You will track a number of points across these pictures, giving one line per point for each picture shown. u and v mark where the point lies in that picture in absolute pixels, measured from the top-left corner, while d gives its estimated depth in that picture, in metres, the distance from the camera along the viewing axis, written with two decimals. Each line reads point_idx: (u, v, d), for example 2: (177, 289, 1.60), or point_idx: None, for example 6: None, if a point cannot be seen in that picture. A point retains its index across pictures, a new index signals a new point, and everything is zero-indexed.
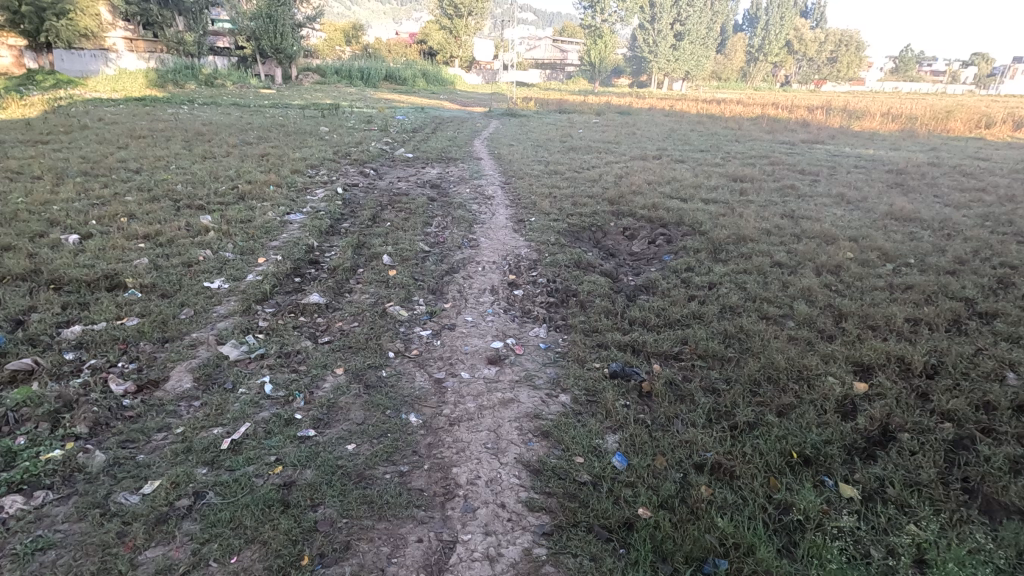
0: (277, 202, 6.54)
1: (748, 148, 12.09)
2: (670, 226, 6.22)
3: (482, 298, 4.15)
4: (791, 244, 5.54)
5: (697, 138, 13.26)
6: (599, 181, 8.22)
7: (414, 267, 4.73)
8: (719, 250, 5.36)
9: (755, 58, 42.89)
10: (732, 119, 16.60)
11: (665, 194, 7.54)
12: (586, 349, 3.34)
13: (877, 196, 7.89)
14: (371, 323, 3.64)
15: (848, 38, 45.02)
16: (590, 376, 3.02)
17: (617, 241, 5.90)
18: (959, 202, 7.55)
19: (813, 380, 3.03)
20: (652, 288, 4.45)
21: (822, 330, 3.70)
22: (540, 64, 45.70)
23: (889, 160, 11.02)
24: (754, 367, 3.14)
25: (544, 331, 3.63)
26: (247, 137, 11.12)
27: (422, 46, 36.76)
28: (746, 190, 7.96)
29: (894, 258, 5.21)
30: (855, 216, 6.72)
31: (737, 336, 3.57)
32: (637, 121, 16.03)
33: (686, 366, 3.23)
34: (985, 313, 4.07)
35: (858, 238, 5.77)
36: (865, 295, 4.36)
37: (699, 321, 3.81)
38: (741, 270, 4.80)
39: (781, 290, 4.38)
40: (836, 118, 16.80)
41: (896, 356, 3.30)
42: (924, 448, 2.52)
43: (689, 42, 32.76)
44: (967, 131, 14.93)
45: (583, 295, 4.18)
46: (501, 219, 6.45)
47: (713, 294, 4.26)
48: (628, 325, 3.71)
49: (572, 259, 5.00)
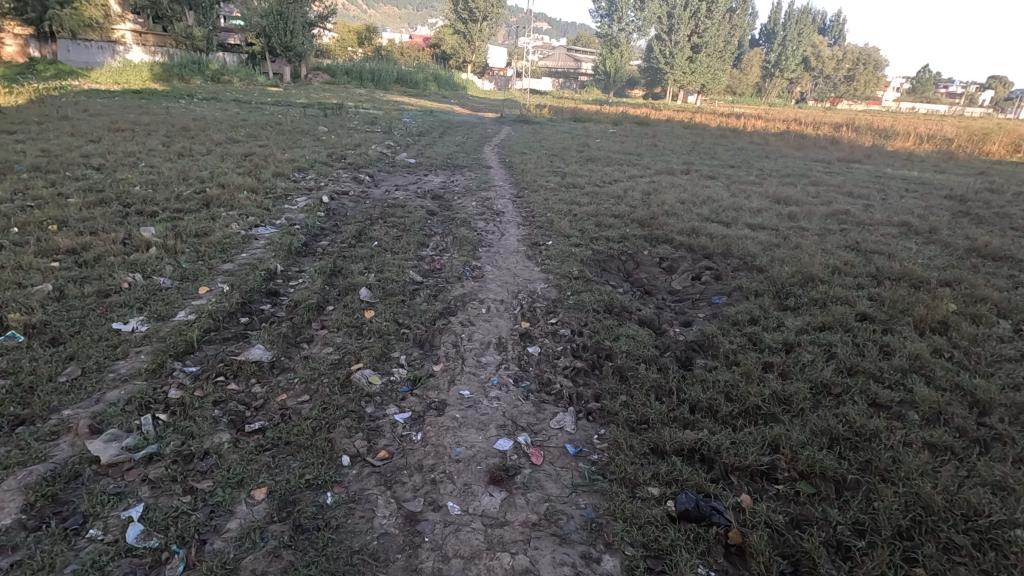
0: (247, 211, 5.51)
1: (782, 165, 10.99)
2: (716, 258, 5.13)
3: (485, 357, 3.09)
4: (870, 287, 4.43)
5: (725, 153, 12.17)
6: (624, 198, 7.16)
7: (399, 306, 3.67)
8: (783, 293, 4.27)
9: (771, 74, 41.77)
10: (758, 135, 15.48)
11: (702, 216, 6.46)
12: (635, 461, 2.28)
13: (947, 225, 6.74)
14: (326, 400, 2.58)
15: (864, 57, 44.21)
16: (647, 520, 1.95)
17: (652, 275, 4.84)
18: None
19: (995, 534, 1.96)
20: (709, 347, 3.38)
21: (965, 433, 2.61)
22: (555, 72, 44.74)
23: (941, 183, 9.83)
24: (895, 507, 2.07)
25: (572, 421, 2.57)
26: (236, 135, 10.12)
27: (436, 50, 35.88)
28: (795, 214, 6.84)
29: (1007, 313, 4.07)
30: (932, 251, 5.58)
31: (849, 440, 2.48)
32: (658, 132, 14.98)
33: (787, 497, 2.17)
34: None
35: (949, 282, 4.63)
36: (995, 368, 3.24)
37: (786, 410, 2.72)
38: (820, 324, 3.70)
39: (882, 358, 3.28)
40: (867, 136, 15.61)
41: None
42: None
43: (707, 55, 31.65)
44: (1012, 155, 13.65)
45: (620, 360, 3.11)
46: (512, 240, 5.40)
47: (795, 363, 3.17)
48: (689, 415, 2.64)
49: (601, 300, 3.93)
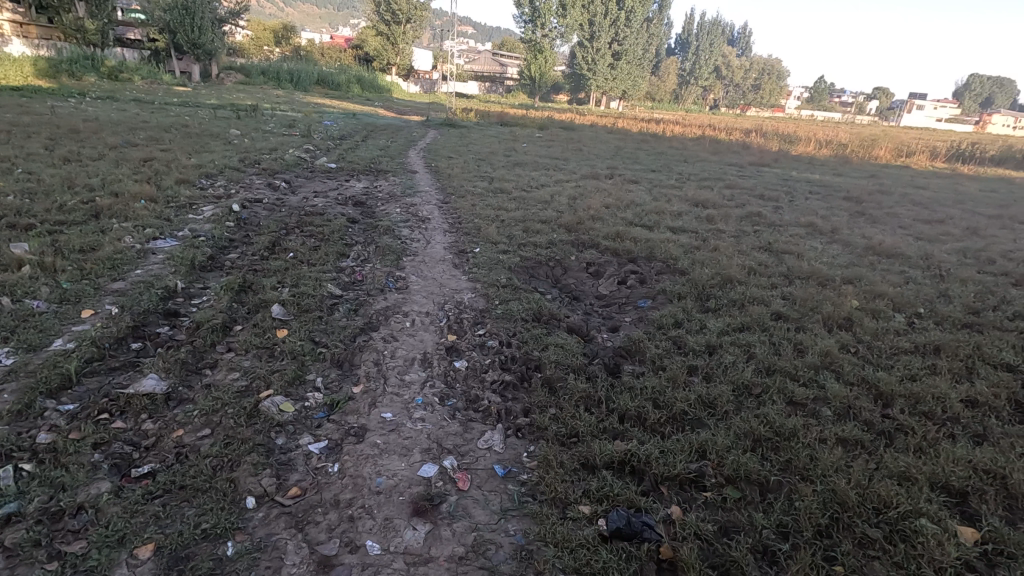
0: (144, 221, 5.02)
1: (699, 170, 11.46)
2: (641, 261, 5.23)
3: (409, 376, 2.94)
4: (782, 287, 4.64)
5: (646, 157, 12.56)
6: (551, 203, 7.18)
7: (315, 322, 3.44)
8: (704, 295, 4.39)
9: (686, 82, 43.82)
10: (676, 140, 16.12)
11: (626, 220, 6.59)
12: (565, 478, 2.23)
13: (847, 225, 7.22)
14: (230, 434, 2.34)
15: (769, 67, 47.38)
16: (578, 543, 1.91)
17: (579, 280, 4.85)
18: (929, 233, 6.93)
19: (903, 525, 2.05)
20: (636, 352, 3.40)
21: (872, 426, 2.74)
22: (482, 76, 44.79)
23: (839, 186, 10.58)
24: (813, 505, 2.13)
25: (500, 440, 2.50)
26: (135, 138, 9.28)
27: (359, 52, 34.91)
28: (712, 217, 7.11)
29: (901, 307, 4.37)
30: (835, 250, 5.96)
31: (770, 441, 2.54)
32: (583, 137, 15.26)
33: (714, 504, 2.18)
34: None
35: (851, 280, 4.93)
36: (893, 360, 3.45)
37: (711, 414, 2.77)
38: (739, 325, 3.82)
39: (796, 356, 3.41)
40: (773, 142, 16.62)
41: (982, 468, 2.38)
42: None
43: (627, 62, 32.77)
44: (897, 159, 14.94)
45: (549, 371, 3.06)
46: (438, 248, 5.25)
47: (717, 365, 3.24)
48: (618, 425, 2.63)
49: (529, 309, 3.87)
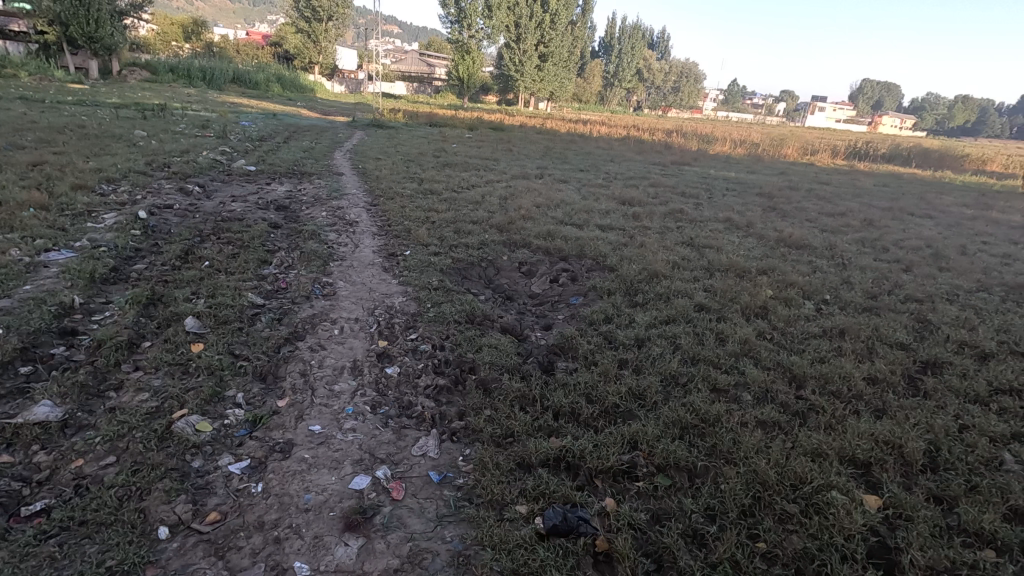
0: (33, 231, 4.55)
1: (625, 169, 11.81)
2: (571, 259, 5.32)
3: (339, 386, 2.84)
4: (705, 279, 4.86)
5: (574, 157, 12.80)
6: (483, 204, 7.16)
7: (235, 334, 3.24)
8: (632, 290, 4.53)
9: (610, 84, 45.08)
10: (603, 140, 16.54)
11: (557, 220, 6.69)
12: (501, 480, 2.23)
13: (761, 220, 7.67)
14: (140, 460, 2.17)
15: (687, 71, 49.67)
16: (515, 543, 1.91)
17: (512, 280, 4.87)
18: (833, 225, 7.48)
19: (816, 498, 2.19)
20: (569, 349, 3.46)
21: (788, 407, 2.92)
22: (409, 76, 44.06)
23: (754, 183, 11.23)
24: (738, 486, 2.24)
25: (435, 446, 2.46)
26: (21, 139, 8.40)
27: (278, 50, 33.37)
28: (638, 214, 7.35)
29: (810, 294, 4.69)
30: (751, 244, 6.31)
31: (696, 427, 2.65)
32: (512, 138, 15.33)
33: (646, 493, 2.25)
34: (929, 362, 3.51)
35: (765, 271, 5.24)
36: (804, 344, 3.69)
37: (642, 405, 2.85)
38: (666, 318, 3.97)
39: (718, 345, 3.58)
40: (692, 142, 17.39)
41: (883, 440, 2.59)
42: None
43: (553, 64, 33.26)
44: (803, 157, 16.03)
45: (483, 373, 3.04)
46: (367, 252, 5.11)
47: (646, 357, 3.34)
48: (553, 422, 2.66)
49: (462, 310, 3.84)
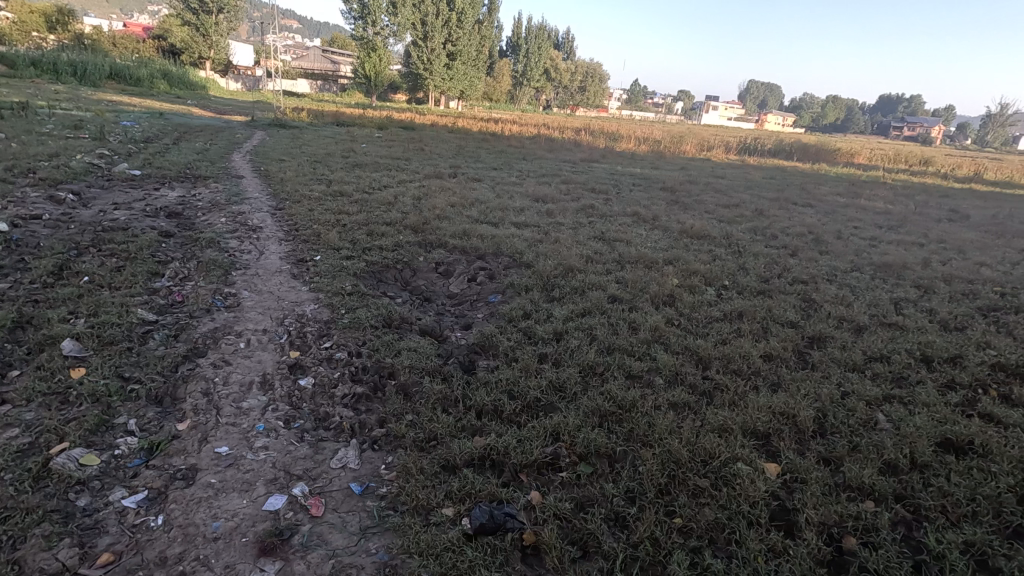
0: None
1: (537, 167, 12.01)
2: (488, 258, 5.34)
3: (247, 403, 2.66)
4: (616, 272, 5.06)
5: (487, 156, 12.83)
6: (396, 204, 7.01)
7: (123, 356, 2.95)
8: (549, 285, 4.62)
9: (519, 83, 45.61)
10: (515, 139, 16.70)
11: (472, 219, 6.68)
12: (426, 485, 2.20)
13: (666, 213, 8.10)
14: (12, 505, 1.92)
15: (592, 71, 51.38)
16: (443, 547, 1.89)
17: (429, 281, 4.81)
18: (729, 216, 8.04)
19: (724, 471, 2.35)
20: (489, 347, 3.47)
21: (695, 387, 3.12)
22: (312, 73, 42.15)
23: (658, 178, 11.83)
24: (655, 466, 2.35)
25: (355, 456, 2.38)
26: None
27: (162, 43, 30.66)
28: (551, 211, 7.51)
29: (712, 281, 5.01)
30: (657, 236, 6.64)
31: (614, 414, 2.75)
32: (424, 137, 15.11)
33: (570, 482, 2.30)
34: (814, 338, 3.87)
35: (671, 261, 5.54)
36: (708, 328, 3.95)
37: (562, 397, 2.92)
38: (582, 310, 4.08)
39: (632, 333, 3.74)
40: (600, 139, 18.01)
41: (779, 411, 2.83)
42: (883, 560, 1.97)
43: (461, 63, 33.11)
44: (701, 153, 17.11)
45: (403, 378, 2.98)
46: (273, 259, 4.84)
47: (564, 350, 3.42)
48: (476, 421, 2.66)
49: (378, 315, 3.73)
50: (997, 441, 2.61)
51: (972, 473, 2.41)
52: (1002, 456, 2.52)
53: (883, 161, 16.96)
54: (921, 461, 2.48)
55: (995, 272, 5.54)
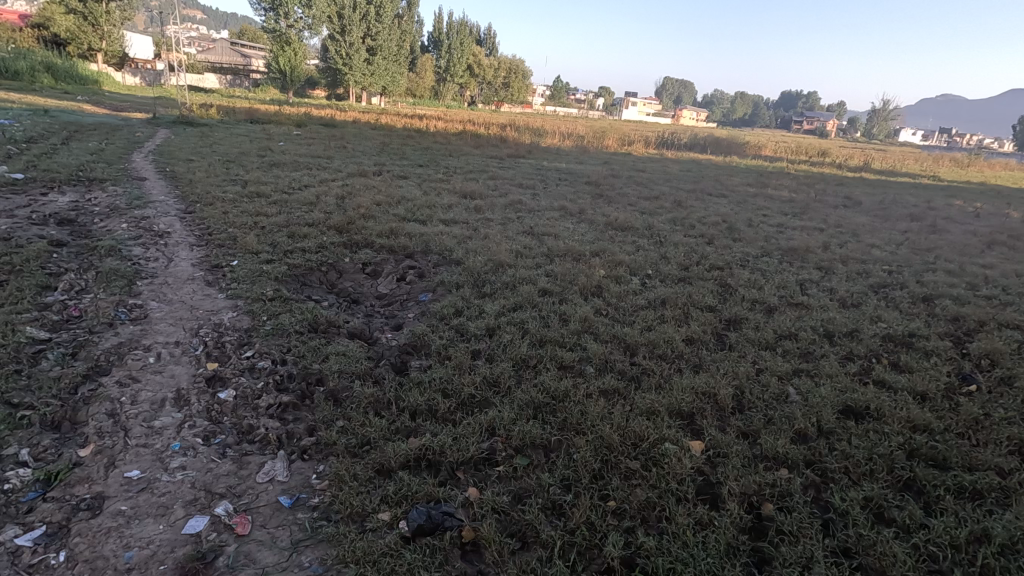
0: None
1: (464, 163, 11.95)
2: (417, 256, 5.26)
3: (162, 422, 2.48)
4: (545, 265, 5.14)
5: (412, 153, 12.60)
6: (318, 204, 6.75)
7: (10, 380, 2.66)
8: (479, 281, 4.62)
9: (442, 79, 45.06)
10: (440, 135, 16.51)
11: (399, 217, 6.55)
12: (360, 491, 2.14)
13: (591, 206, 8.32)
14: None
15: (515, 67, 51.71)
16: (380, 552, 1.86)
17: (356, 282, 4.68)
18: (650, 208, 8.38)
19: (654, 452, 2.45)
20: (421, 346, 3.42)
21: (624, 373, 3.23)
22: (220, 67, 39.58)
23: (582, 173, 12.10)
24: (588, 453, 2.42)
25: (283, 468, 2.28)
26: None
27: (43, 33, 27.64)
28: (480, 207, 7.50)
29: (636, 270, 5.21)
30: (584, 229, 6.80)
31: (548, 405, 2.80)
32: (345, 134, 14.61)
33: (507, 476, 2.32)
34: (731, 320, 4.12)
35: (598, 253, 5.70)
36: (635, 315, 4.10)
37: (496, 392, 2.93)
38: (513, 305, 4.12)
39: (562, 325, 3.82)
40: (525, 134, 18.15)
41: (701, 391, 2.99)
42: (798, 521, 2.13)
43: (382, 58, 32.25)
44: (622, 147, 17.68)
45: (332, 384, 2.88)
46: (185, 266, 4.53)
47: (497, 345, 3.44)
48: (411, 422, 2.62)
49: (303, 320, 3.58)
50: (889, 405, 2.89)
51: (869, 435, 2.66)
52: (893, 418, 2.79)
53: (786, 153, 18.24)
54: (827, 428, 2.71)
55: (883, 253, 6.12)
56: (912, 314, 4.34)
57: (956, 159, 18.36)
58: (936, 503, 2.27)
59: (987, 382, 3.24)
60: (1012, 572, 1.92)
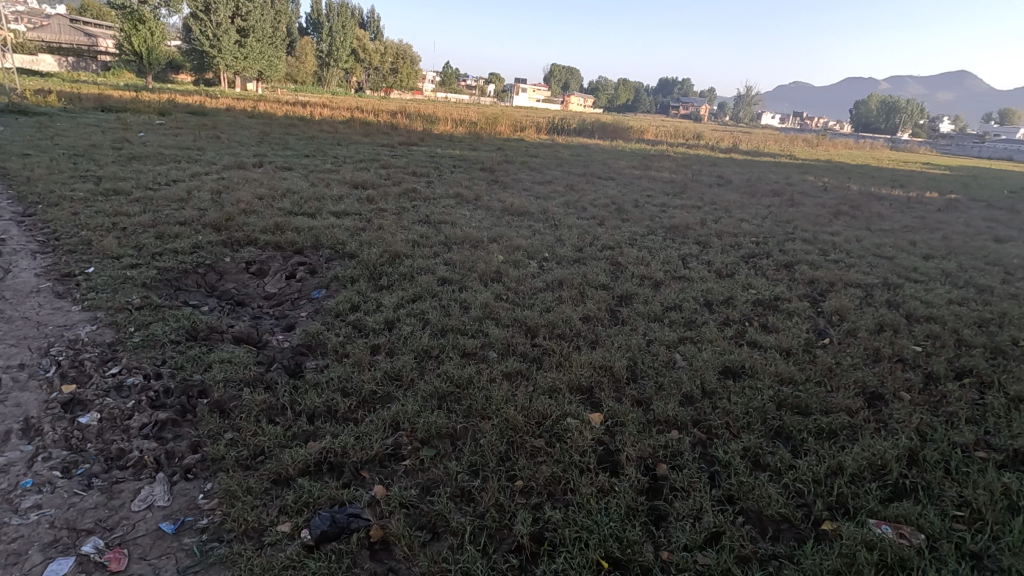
0: None
1: (353, 152, 11.44)
2: (307, 251, 4.99)
3: (7, 458, 2.16)
4: (443, 254, 5.09)
5: (296, 142, 11.85)
6: (190, 201, 6.16)
7: None
8: (375, 274, 4.48)
9: (325, 63, 42.63)
10: (326, 123, 15.66)
11: (285, 211, 6.15)
12: (256, 506, 2.01)
13: (487, 192, 8.34)
14: None
15: (403, 52, 50.16)
16: (282, 567, 1.76)
17: (240, 283, 4.35)
18: (544, 192, 8.57)
19: (557, 428, 2.54)
20: (316, 345, 3.26)
21: (526, 355, 3.29)
22: (57, 47, 34.44)
23: (477, 159, 12.08)
24: (494, 436, 2.45)
25: (164, 491, 2.08)
26: None
27: None
28: (372, 197, 7.24)
29: (533, 254, 5.32)
30: (481, 215, 6.81)
31: (452, 394, 2.80)
32: (218, 123, 13.38)
33: (414, 469, 2.29)
34: (624, 296, 4.34)
35: (496, 238, 5.74)
36: (534, 298, 4.19)
37: (399, 386, 2.87)
38: (412, 296, 4.04)
39: (464, 313, 3.81)
40: (417, 121, 17.73)
41: (599, 365, 3.13)
42: (688, 476, 2.31)
43: (255, 40, 29.77)
44: (514, 134, 17.85)
45: (217, 395, 2.66)
46: (27, 277, 3.95)
47: (398, 338, 3.37)
48: (309, 426, 2.50)
49: (179, 328, 3.26)
50: (760, 362, 3.21)
51: (745, 391, 2.94)
52: (764, 374, 3.11)
53: (666, 137, 19.43)
54: (710, 388, 2.95)
55: (752, 226, 6.74)
56: (777, 279, 4.84)
57: (807, 140, 20.60)
58: (801, 445, 2.57)
59: (837, 335, 3.71)
60: (860, 497, 2.23)
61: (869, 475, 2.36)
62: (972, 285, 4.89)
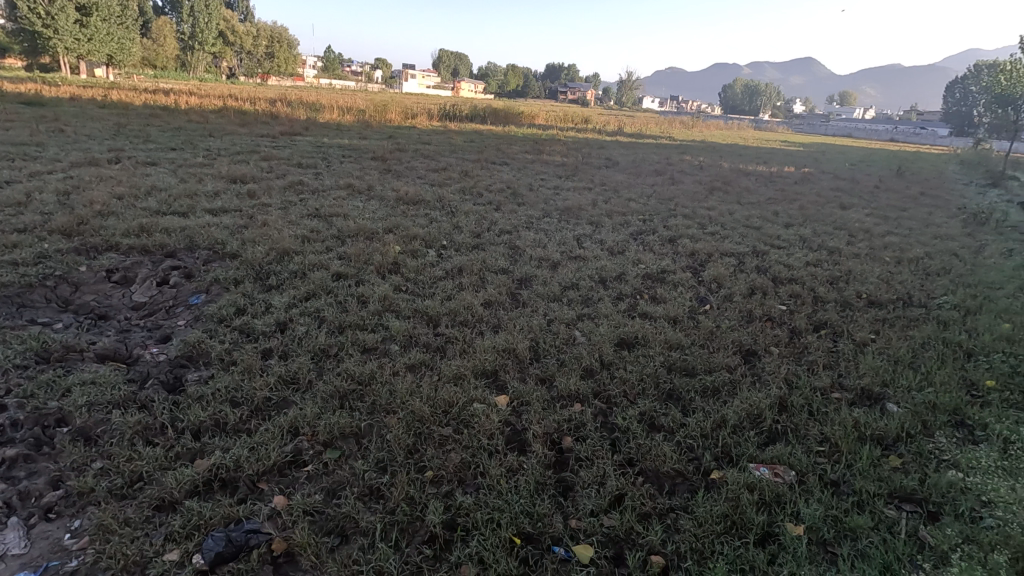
0: None
1: (228, 143, 10.53)
2: (180, 254, 4.55)
3: None
4: (336, 248, 4.87)
5: (159, 134, 10.68)
6: (30, 204, 5.36)
7: None
8: (261, 273, 4.19)
9: (188, 47, 38.69)
10: (194, 113, 14.26)
11: (150, 211, 5.55)
12: (136, 537, 1.82)
13: (379, 182, 8.07)
14: None
15: (278, 35, 46.80)
16: None
17: (100, 294, 3.87)
18: (439, 179, 8.46)
19: (464, 415, 2.54)
20: (199, 355, 3.00)
21: (430, 345, 3.25)
22: None
23: (367, 148, 11.63)
24: (401, 430, 2.40)
25: (20, 537, 1.82)
26: None
27: None
28: (254, 192, 6.73)
29: (431, 243, 5.24)
30: (374, 206, 6.58)
31: (354, 392, 2.70)
32: (60, 114, 11.71)
33: (318, 473, 2.20)
34: (523, 279, 4.42)
35: (391, 229, 5.58)
36: (434, 287, 4.14)
37: (295, 390, 2.72)
38: (305, 294, 3.83)
39: (362, 307, 3.69)
40: (299, 109, 16.67)
41: (502, 349, 3.17)
42: (591, 446, 2.42)
43: (99, 20, 26.22)
44: (405, 121, 17.37)
45: (80, 422, 2.36)
46: None
47: (291, 339, 3.18)
48: (196, 443, 2.30)
49: (25, 350, 2.85)
50: (651, 332, 3.42)
51: (640, 360, 3.12)
52: (656, 342, 3.32)
53: (556, 121, 19.90)
54: (607, 360, 3.10)
55: (638, 205, 7.13)
56: (662, 254, 5.16)
57: (683, 122, 22.08)
58: (689, 404, 2.78)
59: (717, 301, 4.04)
60: (741, 444, 2.47)
61: (747, 424, 2.61)
62: (824, 248, 5.53)
